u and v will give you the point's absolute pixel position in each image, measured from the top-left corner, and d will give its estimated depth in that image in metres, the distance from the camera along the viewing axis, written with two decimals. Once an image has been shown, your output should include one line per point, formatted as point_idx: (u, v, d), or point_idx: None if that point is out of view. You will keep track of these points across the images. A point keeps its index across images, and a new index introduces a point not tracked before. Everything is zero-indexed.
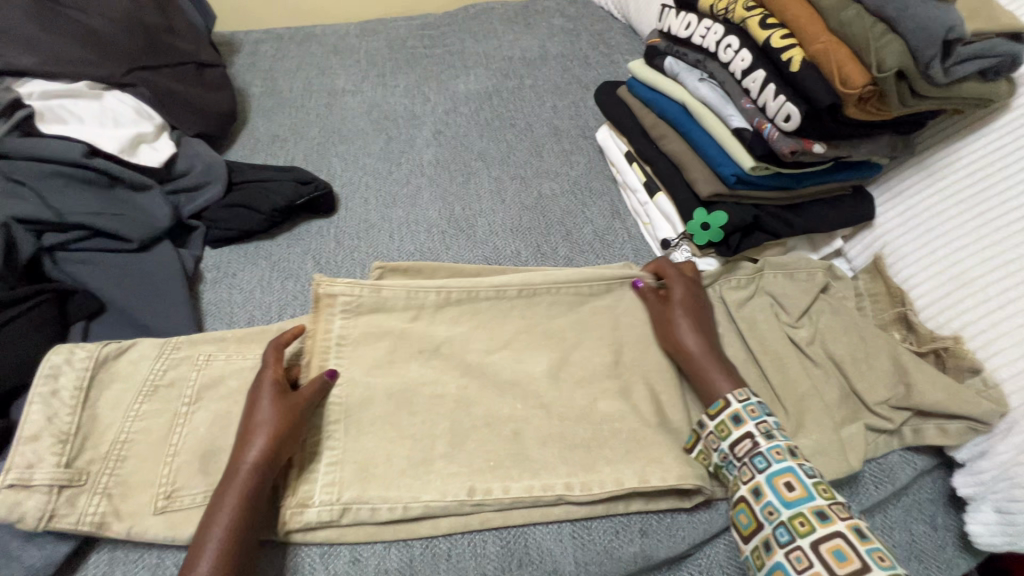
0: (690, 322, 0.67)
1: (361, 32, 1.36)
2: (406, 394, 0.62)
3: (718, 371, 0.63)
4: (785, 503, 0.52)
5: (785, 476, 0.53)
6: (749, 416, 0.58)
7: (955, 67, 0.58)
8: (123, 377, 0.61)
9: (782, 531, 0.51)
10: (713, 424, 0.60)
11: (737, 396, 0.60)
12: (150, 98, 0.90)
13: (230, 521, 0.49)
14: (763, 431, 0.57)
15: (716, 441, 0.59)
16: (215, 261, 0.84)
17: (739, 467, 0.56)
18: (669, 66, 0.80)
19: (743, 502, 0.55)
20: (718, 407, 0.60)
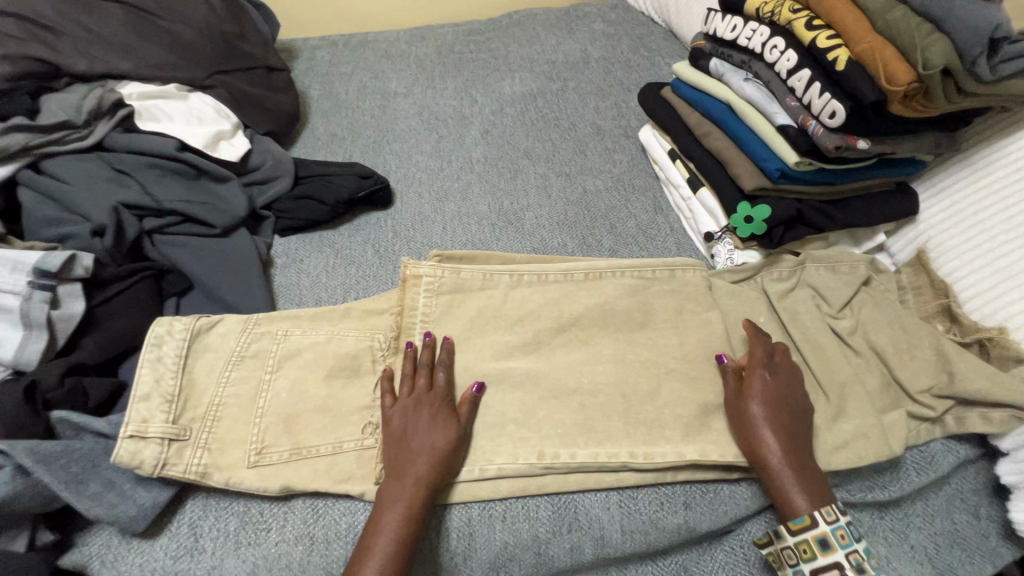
0: (773, 421, 0.61)
1: (411, 38, 1.43)
2: (468, 371, 0.69)
3: (800, 487, 0.58)
4: None
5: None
6: (838, 544, 0.55)
7: (1002, 64, 0.60)
8: (214, 348, 0.69)
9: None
10: (795, 542, 0.57)
11: (824, 517, 0.56)
12: (227, 99, 0.99)
13: (399, 519, 0.56)
14: (854, 563, 0.54)
15: (795, 559, 0.57)
16: (285, 248, 0.91)
17: None
18: (714, 67, 0.83)
19: None
20: (802, 525, 0.56)
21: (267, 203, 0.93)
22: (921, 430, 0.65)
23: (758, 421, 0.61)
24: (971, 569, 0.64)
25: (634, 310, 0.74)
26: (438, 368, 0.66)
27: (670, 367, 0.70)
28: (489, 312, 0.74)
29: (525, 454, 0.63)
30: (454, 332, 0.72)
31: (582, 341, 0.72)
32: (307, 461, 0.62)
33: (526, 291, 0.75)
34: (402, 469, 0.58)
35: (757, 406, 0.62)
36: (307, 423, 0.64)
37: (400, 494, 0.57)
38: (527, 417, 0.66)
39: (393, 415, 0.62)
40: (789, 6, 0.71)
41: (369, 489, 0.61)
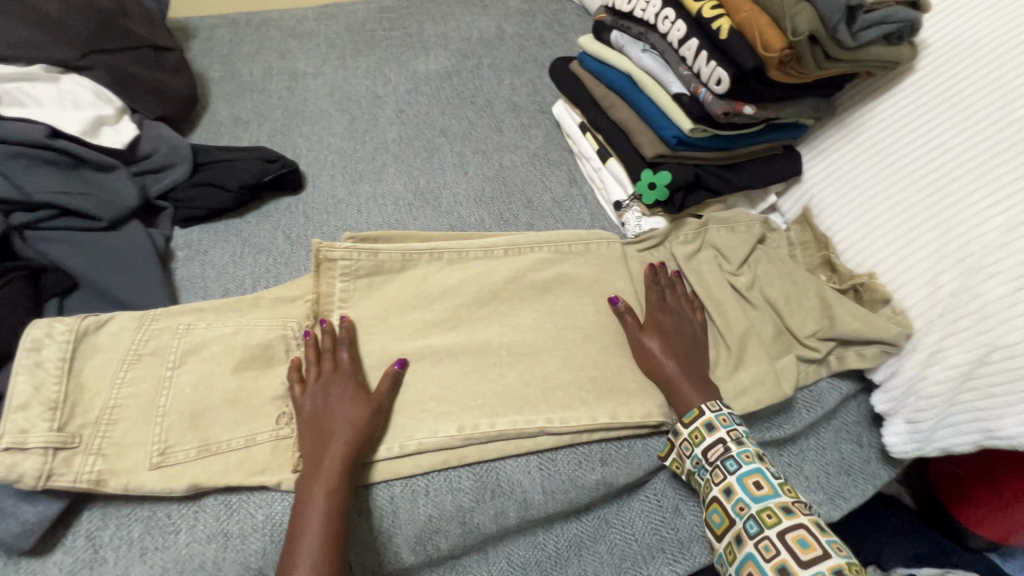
0: (668, 350, 0.69)
1: (319, 16, 1.37)
2: (386, 353, 0.68)
3: (691, 386, 0.67)
4: (754, 499, 0.59)
5: (755, 477, 0.60)
6: (721, 425, 0.63)
7: (862, 33, 0.66)
8: (105, 349, 0.64)
9: (751, 523, 0.58)
10: (688, 432, 0.65)
11: (709, 406, 0.65)
12: (109, 82, 0.90)
13: (324, 498, 0.55)
14: (734, 438, 0.63)
15: (689, 447, 0.64)
16: (186, 239, 0.86)
17: (711, 470, 0.62)
18: (615, 39, 0.85)
19: (716, 503, 0.61)
20: (693, 416, 0.65)
21: (163, 192, 0.87)
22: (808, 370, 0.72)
23: (656, 356, 0.69)
24: (857, 492, 0.71)
25: (550, 280, 0.75)
26: (342, 348, 0.65)
27: (584, 332, 0.72)
28: (406, 292, 0.73)
29: (445, 428, 0.63)
30: (371, 314, 0.71)
31: (501, 314, 0.73)
32: (217, 457, 0.60)
33: (442, 269, 0.75)
34: (319, 451, 0.58)
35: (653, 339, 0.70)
36: (215, 417, 0.62)
37: (319, 475, 0.56)
38: (446, 393, 0.66)
39: (304, 404, 0.61)
40: None
41: (286, 479, 0.59)
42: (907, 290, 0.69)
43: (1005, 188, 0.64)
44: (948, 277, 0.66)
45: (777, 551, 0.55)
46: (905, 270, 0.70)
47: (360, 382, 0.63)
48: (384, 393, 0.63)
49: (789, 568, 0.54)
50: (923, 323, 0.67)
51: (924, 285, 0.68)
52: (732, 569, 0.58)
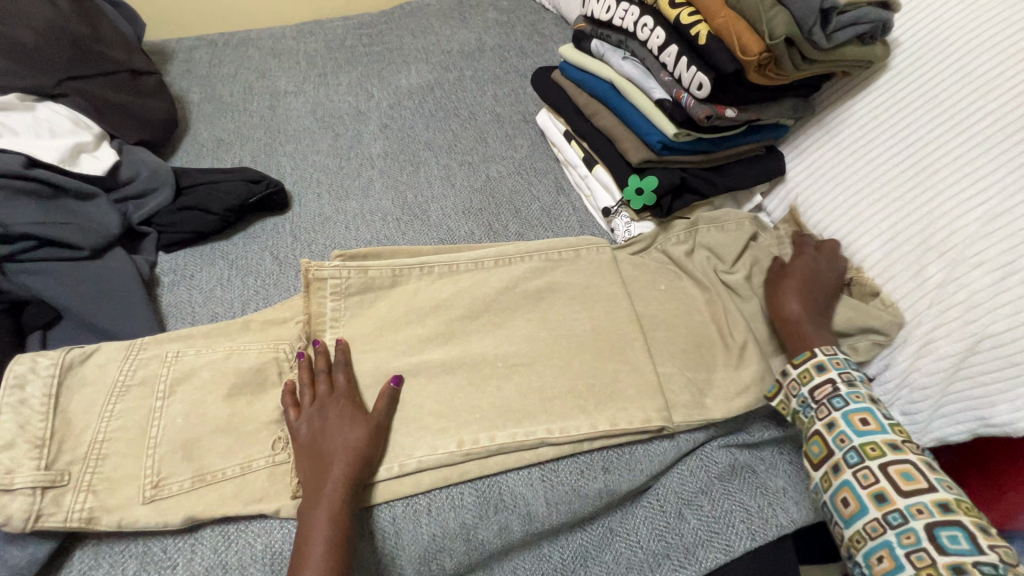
0: (801, 292, 0.71)
1: (298, 34, 1.36)
2: (382, 370, 0.67)
3: (813, 330, 0.69)
4: (857, 433, 0.60)
5: (862, 413, 0.61)
6: (833, 367, 0.65)
7: (836, 34, 0.67)
8: (91, 382, 0.62)
9: (853, 453, 0.59)
10: (797, 372, 0.66)
11: (823, 349, 0.67)
12: (85, 108, 0.89)
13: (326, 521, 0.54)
14: (844, 380, 0.64)
15: (796, 387, 0.66)
16: (171, 265, 0.84)
17: (817, 407, 0.64)
18: (595, 47, 0.86)
19: (816, 434, 0.63)
20: (803, 357, 0.67)
21: (146, 218, 0.85)
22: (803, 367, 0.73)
23: (789, 297, 0.71)
24: None
25: (543, 289, 0.75)
26: (337, 370, 0.65)
27: (580, 340, 0.72)
28: (400, 308, 0.73)
29: (445, 445, 0.63)
30: (364, 332, 0.71)
31: (496, 325, 0.73)
32: (213, 487, 0.58)
33: (435, 283, 0.75)
34: (320, 473, 0.57)
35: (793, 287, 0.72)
36: (209, 446, 0.60)
37: (320, 498, 0.55)
38: (444, 408, 0.65)
39: (300, 429, 0.60)
40: None
41: (285, 505, 0.58)
42: (894, 283, 0.70)
43: (983, 178, 0.65)
44: (933, 269, 0.67)
45: (876, 480, 0.57)
46: (891, 264, 0.71)
47: (358, 402, 0.63)
48: (382, 411, 0.63)
49: (887, 495, 0.56)
50: (913, 315, 0.68)
51: (911, 277, 0.69)
52: (826, 494, 0.60)
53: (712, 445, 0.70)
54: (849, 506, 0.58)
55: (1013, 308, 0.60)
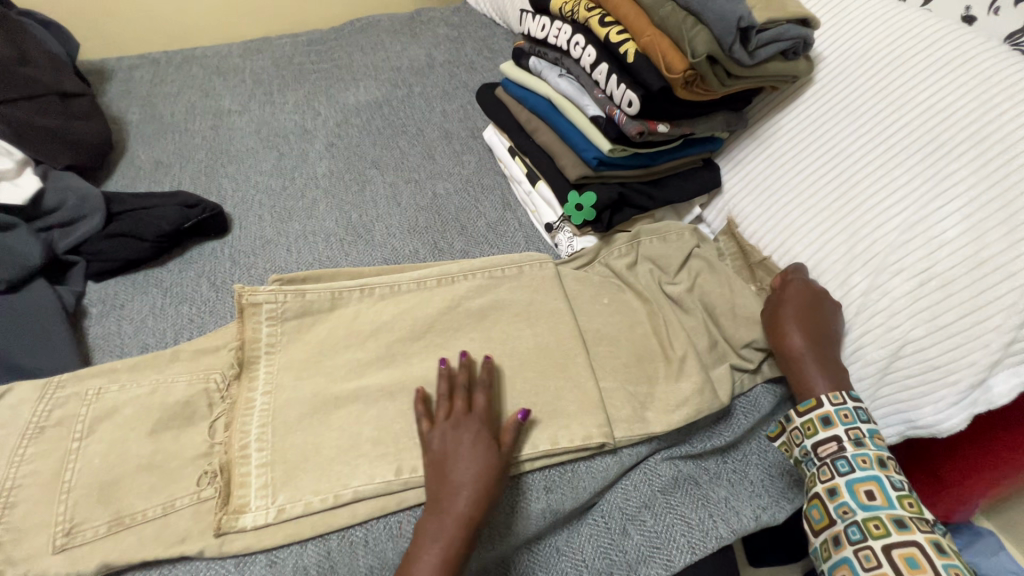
0: (802, 323, 0.68)
1: (244, 52, 1.34)
2: (318, 398, 0.66)
3: (819, 371, 0.66)
4: (861, 506, 0.58)
5: (869, 485, 0.59)
6: (840, 421, 0.63)
7: (758, 51, 0.69)
8: (2, 424, 0.59)
9: (854, 529, 0.57)
10: (802, 422, 0.66)
11: (830, 399, 0.64)
12: (8, 133, 0.85)
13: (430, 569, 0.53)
14: (852, 437, 0.62)
15: (801, 438, 0.65)
16: (101, 294, 0.81)
17: (821, 466, 0.63)
18: (533, 64, 0.87)
19: (817, 499, 0.61)
20: (809, 407, 0.65)
21: (73, 246, 0.82)
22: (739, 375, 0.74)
23: (791, 334, 0.68)
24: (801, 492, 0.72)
25: (484, 308, 0.75)
26: (476, 393, 0.64)
27: (522, 358, 0.71)
28: (338, 332, 0.71)
29: (382, 473, 0.61)
30: (300, 359, 0.69)
31: (438, 346, 0.72)
32: (132, 530, 0.56)
33: (375, 305, 0.74)
34: (439, 512, 0.56)
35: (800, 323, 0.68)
36: (129, 487, 0.58)
37: (436, 543, 0.55)
38: (382, 435, 0.64)
39: (433, 444, 0.60)
40: (585, 5, 0.77)
41: (209, 545, 0.56)
42: (824, 291, 0.72)
43: (901, 188, 0.67)
44: (858, 277, 0.69)
45: (877, 563, 0.54)
46: (821, 272, 0.73)
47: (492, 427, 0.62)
48: (511, 443, 0.61)
49: None
50: (841, 322, 0.70)
51: (838, 285, 0.71)
52: (825, 565, 0.58)
53: (655, 458, 0.70)
54: None
55: (931, 313, 0.62)
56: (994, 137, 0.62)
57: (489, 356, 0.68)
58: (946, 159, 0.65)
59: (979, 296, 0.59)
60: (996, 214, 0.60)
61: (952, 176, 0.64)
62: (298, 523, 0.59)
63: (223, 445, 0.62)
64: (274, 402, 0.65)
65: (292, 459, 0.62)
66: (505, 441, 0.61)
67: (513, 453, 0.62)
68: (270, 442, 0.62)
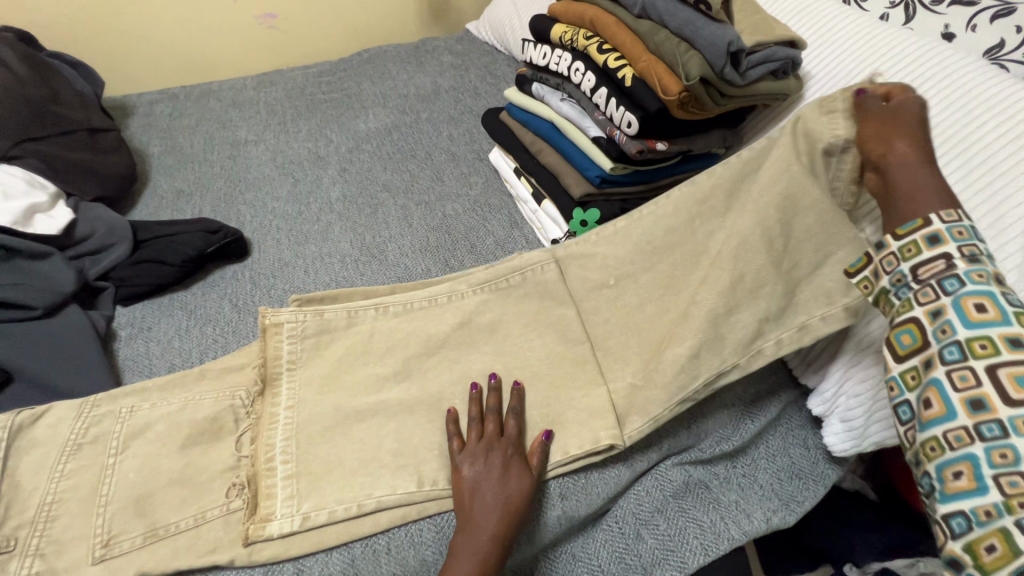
0: (917, 148, 0.60)
1: (258, 84, 1.40)
2: (339, 411, 0.69)
3: (934, 193, 0.57)
4: (966, 324, 0.49)
5: (980, 298, 0.49)
6: (951, 239, 0.52)
7: (749, 71, 0.73)
8: (42, 442, 0.62)
9: (953, 349, 0.49)
10: (898, 245, 0.55)
11: (941, 216, 0.54)
12: (42, 168, 0.91)
13: None
14: (964, 255, 0.52)
15: (896, 261, 0.55)
16: (129, 317, 0.85)
17: (918, 288, 0.53)
18: (536, 90, 0.92)
19: (910, 323, 0.52)
20: (915, 226, 0.54)
21: (103, 273, 0.86)
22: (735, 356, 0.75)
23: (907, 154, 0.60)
24: (809, 494, 0.74)
25: (496, 322, 0.78)
26: (508, 416, 0.68)
27: (534, 369, 0.74)
28: (357, 349, 0.74)
29: (403, 484, 0.64)
30: (321, 375, 0.72)
31: (452, 360, 0.74)
32: (166, 542, 0.58)
33: (391, 321, 0.77)
34: (472, 526, 0.59)
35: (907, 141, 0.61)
36: (162, 500, 0.60)
37: (471, 554, 0.58)
38: (401, 446, 0.66)
39: (468, 471, 0.63)
40: (584, 34, 0.82)
41: (239, 554, 0.59)
42: None
43: None
44: None
45: (977, 383, 0.48)
46: None
47: (522, 452, 0.66)
48: (540, 464, 0.65)
49: (987, 402, 0.47)
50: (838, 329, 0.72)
51: None
52: (906, 392, 0.53)
53: (666, 464, 0.72)
54: (931, 407, 0.50)
55: None
56: (976, 146, 0.65)
57: (518, 381, 0.71)
58: None
59: None
60: (983, 218, 0.63)
61: None
62: (323, 532, 0.61)
63: (249, 458, 0.65)
64: (298, 416, 0.68)
65: (316, 471, 0.64)
66: (534, 462, 0.65)
67: (542, 474, 0.66)
68: (294, 455, 0.65)
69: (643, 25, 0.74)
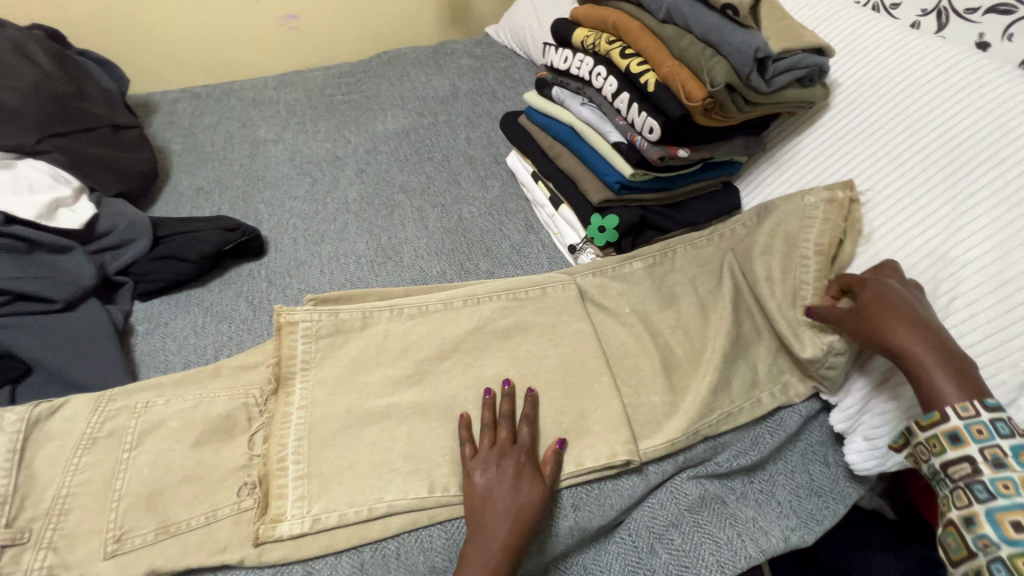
0: (909, 322, 0.59)
1: (279, 84, 1.42)
2: (351, 413, 0.68)
3: (946, 374, 0.55)
4: (1007, 540, 0.48)
5: (1015, 514, 0.48)
6: (971, 438, 0.52)
7: (774, 79, 0.71)
8: (58, 435, 0.63)
9: (999, 567, 0.48)
10: (922, 437, 0.55)
11: (958, 411, 0.53)
12: (66, 163, 0.92)
13: None
14: (990, 457, 0.51)
15: (927, 455, 0.55)
16: (146, 313, 0.86)
17: (953, 490, 0.52)
18: (556, 94, 0.91)
19: (952, 526, 0.52)
20: (932, 420, 0.54)
21: (122, 268, 0.87)
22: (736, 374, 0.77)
23: (901, 340, 0.58)
24: (829, 513, 0.72)
25: (510, 327, 0.77)
26: (522, 423, 0.67)
27: (548, 376, 0.73)
28: (371, 351, 0.74)
29: (414, 489, 0.63)
30: (334, 376, 0.71)
31: (466, 364, 0.74)
32: (176, 539, 0.58)
33: (405, 324, 0.76)
34: (483, 534, 0.58)
35: (894, 319, 0.60)
36: (175, 497, 0.60)
37: (483, 563, 0.57)
38: (412, 451, 0.66)
39: (479, 477, 0.62)
40: (606, 39, 0.81)
41: (249, 554, 0.58)
42: None
43: (922, 210, 0.69)
44: None
45: None
46: None
47: (535, 460, 0.65)
48: (554, 473, 0.64)
49: None
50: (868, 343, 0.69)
51: None
52: None
53: (681, 477, 0.71)
54: None
55: (956, 332, 0.62)
56: (1011, 161, 0.63)
57: (532, 388, 0.70)
58: (964, 182, 0.66)
59: (1005, 315, 0.59)
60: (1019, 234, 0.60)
61: (972, 198, 0.65)
62: (333, 533, 0.61)
63: (261, 457, 0.64)
64: (310, 417, 0.68)
65: (327, 473, 0.64)
66: (547, 471, 0.64)
67: (555, 484, 0.65)
68: (305, 456, 0.65)
69: (668, 30, 0.73)
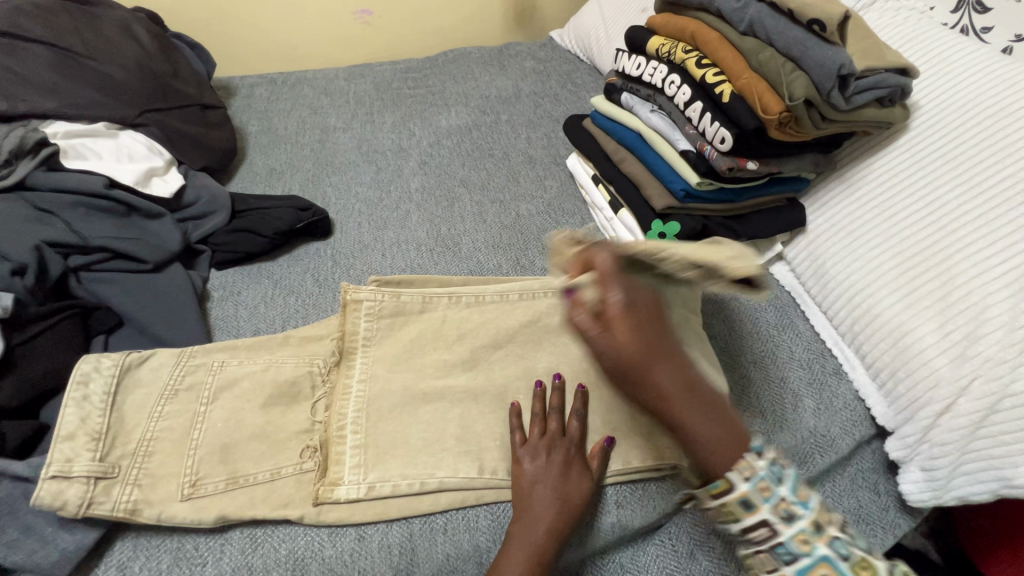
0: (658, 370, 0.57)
1: (349, 76, 1.48)
2: (409, 391, 0.71)
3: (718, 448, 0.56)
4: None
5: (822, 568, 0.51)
6: (767, 499, 0.54)
7: (854, 96, 0.70)
8: (145, 383, 0.68)
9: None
10: (717, 506, 0.56)
11: (743, 476, 0.55)
12: (160, 136, 0.99)
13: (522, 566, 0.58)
14: (781, 514, 0.53)
15: (724, 521, 0.56)
16: (221, 281, 0.91)
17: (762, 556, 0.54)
18: (625, 99, 0.93)
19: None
20: (718, 487, 0.55)
21: (203, 237, 0.93)
22: (787, 393, 0.76)
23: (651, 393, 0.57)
24: (875, 541, 0.70)
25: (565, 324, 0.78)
26: (572, 417, 0.68)
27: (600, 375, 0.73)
28: (428, 334, 0.76)
29: (465, 469, 0.65)
30: (394, 354, 0.74)
31: (518, 356, 0.75)
32: (244, 490, 0.62)
33: (462, 312, 0.79)
34: (532, 518, 0.60)
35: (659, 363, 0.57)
36: (245, 452, 0.65)
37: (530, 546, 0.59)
38: (465, 433, 0.68)
39: (528, 466, 0.64)
40: (682, 48, 0.82)
41: (308, 512, 0.62)
42: (913, 336, 0.69)
43: (1003, 239, 0.66)
44: (956, 326, 0.66)
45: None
46: (911, 316, 0.70)
47: (581, 455, 0.66)
48: (600, 470, 0.66)
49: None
50: (932, 376, 0.67)
51: (933, 333, 0.68)
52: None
53: None
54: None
55: None
56: None
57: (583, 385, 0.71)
58: None
59: None
60: None
61: None
62: (384, 501, 0.64)
63: (322, 424, 0.68)
64: (368, 390, 0.71)
65: (381, 447, 0.67)
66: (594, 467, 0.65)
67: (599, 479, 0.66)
68: (363, 428, 0.68)
69: (748, 43, 0.74)
